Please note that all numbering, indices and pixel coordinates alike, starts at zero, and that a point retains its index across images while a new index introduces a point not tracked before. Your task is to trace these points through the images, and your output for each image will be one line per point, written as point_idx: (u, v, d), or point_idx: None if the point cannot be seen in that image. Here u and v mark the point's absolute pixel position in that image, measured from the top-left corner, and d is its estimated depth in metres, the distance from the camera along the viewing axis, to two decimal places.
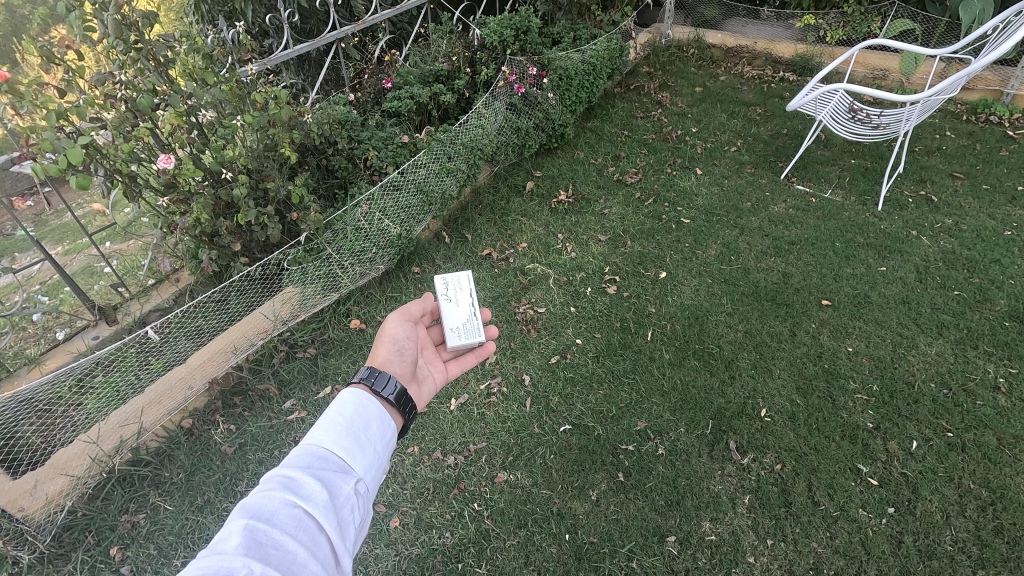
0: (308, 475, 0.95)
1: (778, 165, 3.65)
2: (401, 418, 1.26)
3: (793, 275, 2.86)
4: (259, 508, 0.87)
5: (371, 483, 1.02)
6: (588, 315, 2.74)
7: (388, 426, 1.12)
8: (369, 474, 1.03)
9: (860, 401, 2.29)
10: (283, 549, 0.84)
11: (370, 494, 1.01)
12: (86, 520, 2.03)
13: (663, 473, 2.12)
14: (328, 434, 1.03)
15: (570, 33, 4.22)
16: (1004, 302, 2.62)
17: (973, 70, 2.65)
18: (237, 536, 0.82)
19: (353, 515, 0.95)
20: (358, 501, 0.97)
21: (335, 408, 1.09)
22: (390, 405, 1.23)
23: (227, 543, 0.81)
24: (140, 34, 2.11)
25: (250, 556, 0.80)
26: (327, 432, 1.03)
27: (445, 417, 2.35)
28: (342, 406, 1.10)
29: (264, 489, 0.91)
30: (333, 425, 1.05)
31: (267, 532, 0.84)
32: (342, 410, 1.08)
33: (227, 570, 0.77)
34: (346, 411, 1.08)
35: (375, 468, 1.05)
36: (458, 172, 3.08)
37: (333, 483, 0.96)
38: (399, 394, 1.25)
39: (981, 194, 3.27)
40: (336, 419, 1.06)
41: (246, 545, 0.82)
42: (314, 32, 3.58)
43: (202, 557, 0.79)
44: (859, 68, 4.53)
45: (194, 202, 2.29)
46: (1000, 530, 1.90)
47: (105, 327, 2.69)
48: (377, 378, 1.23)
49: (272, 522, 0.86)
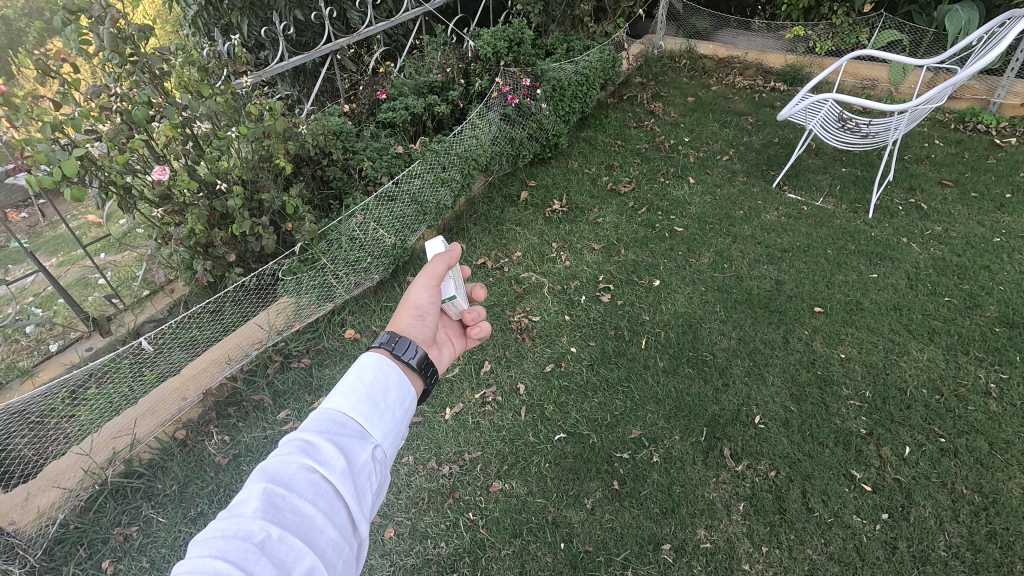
0: (326, 440, 0.93)
1: (769, 173, 3.69)
2: (422, 382, 1.25)
3: (785, 283, 2.88)
4: (277, 473, 0.87)
5: (389, 449, 1.00)
6: (583, 323, 2.75)
7: (408, 392, 1.08)
8: (388, 440, 1.00)
9: (853, 407, 2.31)
10: (300, 514, 0.84)
11: (388, 460, 0.99)
12: (78, 533, 2.01)
13: (658, 481, 2.12)
14: (347, 399, 1.00)
15: (564, 44, 4.27)
16: (994, 308, 2.65)
17: (959, 80, 2.68)
18: (255, 501, 0.82)
19: (371, 481, 0.93)
20: (376, 467, 0.95)
21: (355, 372, 1.06)
22: (412, 369, 1.20)
23: (246, 506, 0.82)
24: (136, 47, 2.13)
25: (268, 520, 0.81)
26: (346, 397, 1.00)
27: (439, 427, 2.35)
28: (362, 370, 1.06)
29: (283, 453, 0.91)
30: (352, 389, 1.02)
31: (285, 496, 0.85)
32: (361, 374, 1.05)
33: (244, 534, 0.78)
34: (365, 375, 1.05)
35: (394, 434, 1.02)
36: (452, 182, 3.10)
37: (351, 449, 0.94)
38: (420, 359, 1.22)
39: (970, 201, 3.30)
40: (356, 383, 1.03)
41: (264, 509, 0.82)
42: (310, 44, 3.61)
43: (221, 519, 0.81)
44: (849, 78, 4.59)
45: (189, 213, 2.31)
46: (993, 535, 1.91)
47: (99, 339, 2.69)
48: (398, 343, 1.19)
49: (290, 487, 0.86)
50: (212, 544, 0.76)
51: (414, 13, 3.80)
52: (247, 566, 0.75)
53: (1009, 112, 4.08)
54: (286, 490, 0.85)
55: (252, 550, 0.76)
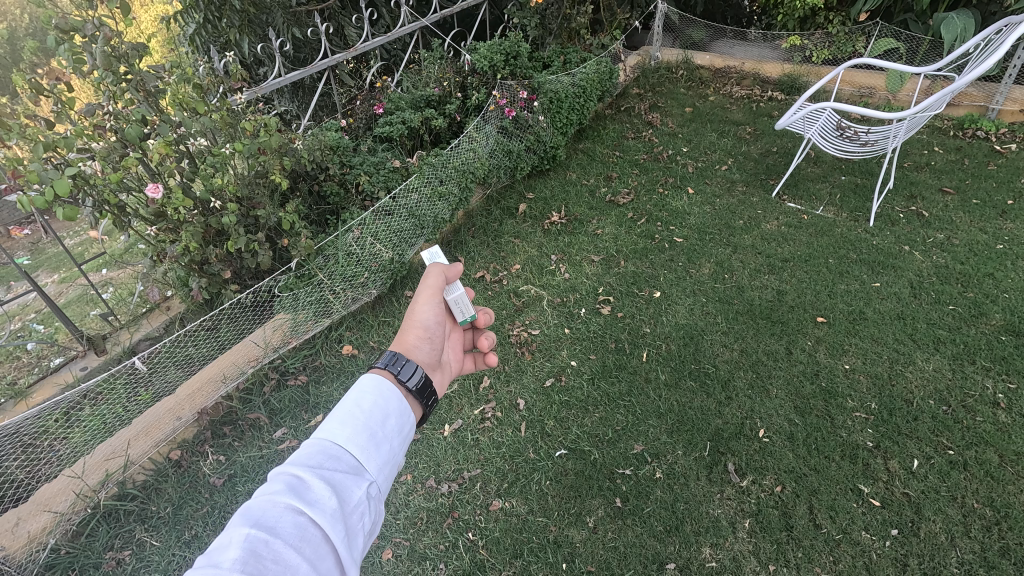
0: (316, 476, 0.88)
1: (768, 183, 3.67)
2: (421, 409, 1.19)
3: (787, 293, 2.85)
4: (262, 514, 0.80)
5: (383, 485, 0.95)
6: (584, 336, 2.71)
7: (406, 421, 1.05)
8: (382, 475, 0.96)
9: (860, 420, 2.26)
10: (285, 563, 0.76)
11: (383, 497, 0.94)
12: (68, 558, 1.96)
13: (661, 498, 2.07)
14: (342, 429, 0.96)
15: (561, 57, 4.28)
16: (1000, 316, 2.61)
17: (957, 87, 2.65)
18: (236, 547, 0.74)
19: (363, 522, 0.88)
20: (370, 506, 0.90)
21: (352, 398, 1.03)
22: (411, 395, 1.15)
23: (225, 554, 0.74)
24: (130, 65, 2.12)
25: (249, 571, 0.73)
26: (342, 426, 0.96)
27: (438, 444, 2.31)
28: (360, 397, 1.03)
29: (269, 490, 0.84)
30: (348, 418, 0.98)
31: (268, 542, 0.77)
32: (359, 402, 1.02)
33: None
34: (363, 403, 1.02)
35: (389, 467, 0.98)
36: (450, 196, 3.08)
37: (345, 485, 0.90)
38: (422, 384, 1.17)
39: (972, 209, 3.28)
40: (352, 412, 1.00)
41: (244, 559, 0.74)
42: (308, 60, 3.65)
43: (197, 569, 0.72)
44: (846, 87, 4.59)
45: (183, 230, 2.28)
46: (1006, 551, 1.86)
47: (93, 358, 2.65)
48: (403, 366, 1.15)
49: (274, 529, 0.79)
50: None
51: (411, 28, 3.82)
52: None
53: (1008, 118, 4.07)
54: (271, 534, 0.78)
55: None
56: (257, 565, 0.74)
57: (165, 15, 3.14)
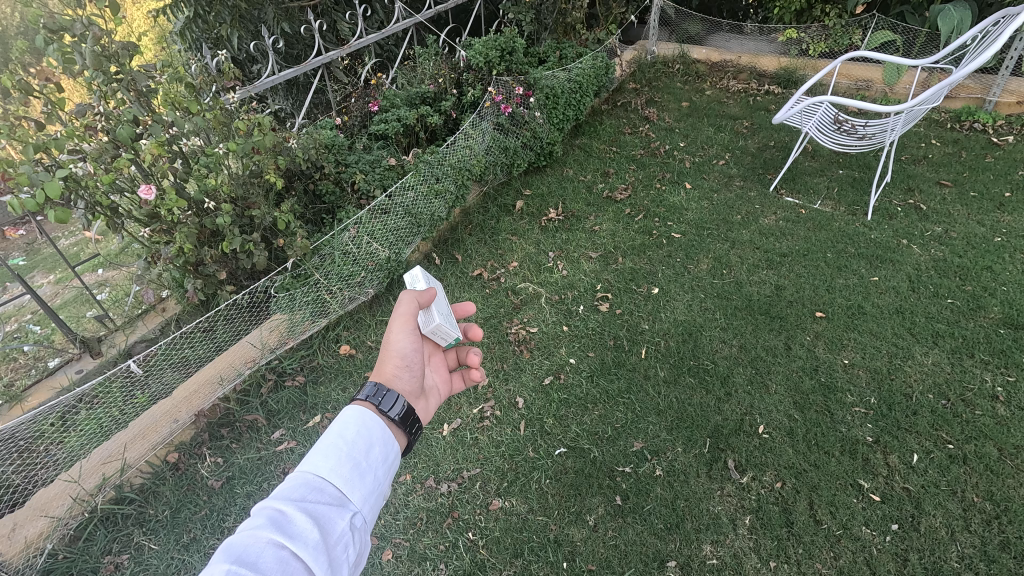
0: (299, 510, 0.87)
1: (766, 177, 3.66)
2: (405, 438, 1.17)
3: (785, 288, 2.85)
4: (244, 550, 0.79)
5: (369, 514, 0.94)
6: (582, 334, 2.70)
7: (391, 450, 1.04)
8: (367, 505, 0.94)
9: (859, 415, 2.26)
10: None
11: (367, 527, 0.93)
12: (67, 563, 1.95)
13: (661, 496, 2.07)
14: (326, 460, 0.94)
15: (556, 52, 4.26)
16: (998, 309, 2.61)
17: (955, 80, 2.61)
18: None
19: (347, 553, 0.86)
20: (354, 537, 0.89)
21: (335, 429, 1.01)
22: (395, 425, 1.14)
23: None
24: (120, 64, 2.09)
25: None
26: (325, 458, 0.94)
27: (437, 444, 2.30)
28: (343, 427, 1.01)
29: (252, 525, 0.83)
30: (331, 450, 0.96)
31: None
32: (342, 433, 1.00)
33: None
34: (346, 434, 1.00)
35: (375, 496, 0.96)
36: (447, 193, 3.06)
37: (327, 517, 0.88)
38: (405, 414, 1.16)
39: (969, 201, 3.28)
40: (335, 443, 0.98)
41: None
42: (301, 57, 3.62)
43: None
44: (843, 80, 4.58)
45: (178, 231, 2.25)
46: (1006, 544, 1.86)
47: (89, 360, 2.63)
48: (383, 397, 1.14)
49: (256, 564, 0.78)
50: None
51: (405, 24, 3.79)
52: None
53: (1005, 111, 4.07)
54: (251, 569, 0.76)
55: None
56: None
57: (156, 11, 3.10)
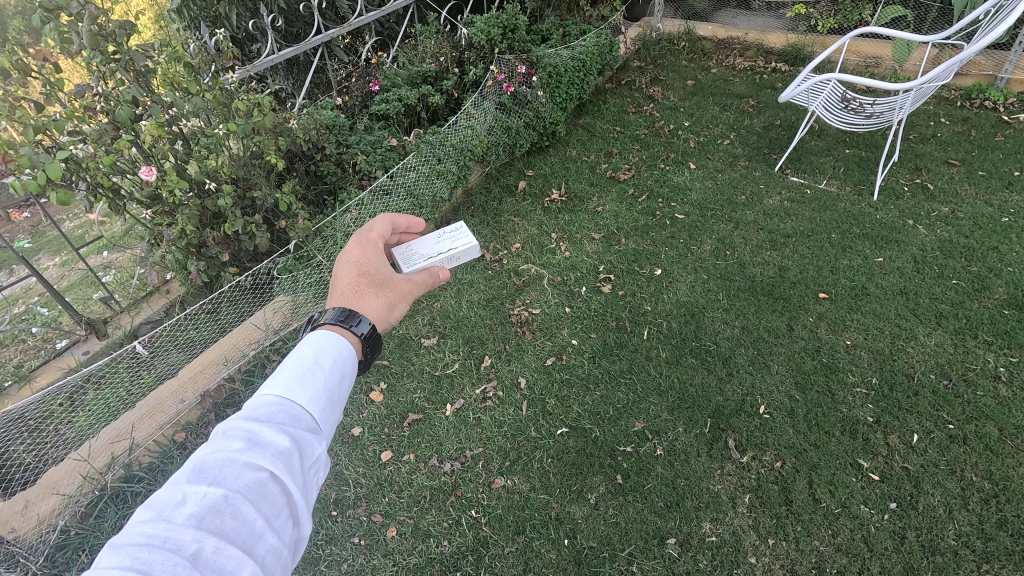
0: (275, 432, 0.77)
1: (771, 157, 3.62)
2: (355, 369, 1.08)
3: (789, 269, 2.84)
4: (215, 471, 0.71)
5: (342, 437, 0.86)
6: (584, 315, 2.71)
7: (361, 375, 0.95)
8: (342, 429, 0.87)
9: (860, 395, 2.27)
10: (244, 520, 0.68)
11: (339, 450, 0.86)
12: (78, 539, 1.97)
13: (662, 475, 2.09)
14: (302, 382, 0.84)
15: (559, 30, 4.19)
16: (1003, 290, 2.60)
17: (966, 57, 2.56)
18: (190, 505, 0.67)
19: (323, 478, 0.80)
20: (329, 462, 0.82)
21: (309, 351, 0.90)
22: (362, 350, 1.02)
23: (178, 511, 0.66)
24: (118, 43, 2.06)
25: (204, 529, 0.65)
26: (300, 381, 0.84)
27: (440, 424, 2.32)
28: (318, 350, 0.91)
29: (220, 445, 0.74)
30: (307, 372, 0.86)
31: (225, 501, 0.68)
32: (318, 355, 0.90)
33: (172, 545, 0.63)
34: (323, 358, 0.89)
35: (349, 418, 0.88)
36: (449, 174, 3.04)
37: (303, 440, 0.80)
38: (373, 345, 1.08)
39: (977, 181, 3.24)
40: (311, 365, 0.87)
41: (200, 516, 0.67)
42: (301, 35, 3.56)
43: (141, 524, 0.64)
44: (851, 57, 4.47)
45: (179, 213, 2.24)
46: (1003, 523, 1.88)
47: (95, 342, 2.66)
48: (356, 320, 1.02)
49: (228, 486, 0.70)
50: (131, 555, 0.61)
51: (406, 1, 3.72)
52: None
53: (1018, 88, 3.96)
54: (223, 491, 0.69)
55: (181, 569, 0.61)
56: (214, 523, 0.66)
57: None
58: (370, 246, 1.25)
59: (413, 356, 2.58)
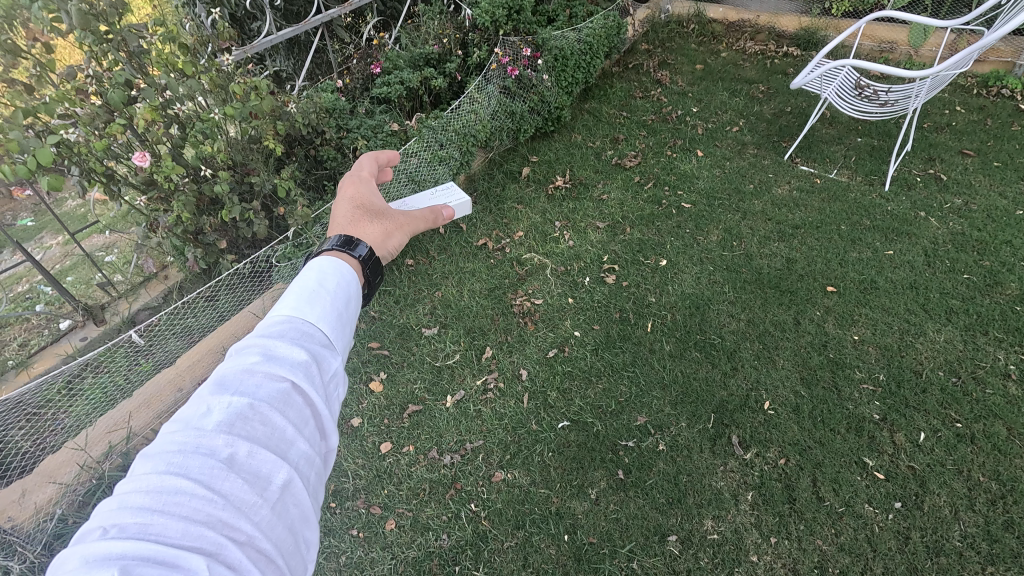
0: (291, 345, 0.70)
1: (780, 145, 3.53)
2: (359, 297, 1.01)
3: (797, 261, 2.78)
4: (236, 383, 0.65)
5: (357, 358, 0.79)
6: (587, 306, 2.67)
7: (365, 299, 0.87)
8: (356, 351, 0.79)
9: (866, 392, 2.23)
10: (274, 425, 0.62)
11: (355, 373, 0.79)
12: (77, 527, 1.94)
13: (664, 470, 2.07)
14: (310, 300, 0.77)
15: (566, 10, 4.08)
16: (1015, 285, 2.54)
17: (987, 44, 2.47)
18: (217, 413, 0.61)
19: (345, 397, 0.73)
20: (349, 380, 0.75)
21: (312, 276, 0.82)
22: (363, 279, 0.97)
23: (203, 422, 0.60)
24: (109, 23, 1.99)
25: (233, 434, 0.60)
26: (309, 300, 0.77)
27: (441, 415, 2.30)
28: (321, 274, 0.83)
29: (235, 361, 0.68)
30: (313, 292, 0.78)
31: (248, 410, 0.62)
32: (321, 278, 0.82)
33: (205, 449, 0.58)
34: (327, 281, 0.81)
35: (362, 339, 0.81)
36: (451, 160, 2.98)
37: (320, 353, 0.72)
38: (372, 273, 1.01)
39: (992, 172, 3.16)
40: (315, 286, 0.80)
41: (229, 422, 0.61)
42: (301, 14, 3.47)
43: (165, 439, 0.59)
44: (865, 42, 4.35)
45: (175, 200, 2.19)
46: (1010, 524, 1.85)
47: (93, 328, 2.63)
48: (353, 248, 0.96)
49: (252, 396, 0.64)
50: (163, 467, 0.56)
51: None
52: (213, 486, 0.55)
53: None
54: (247, 401, 0.63)
55: (216, 474, 0.56)
56: (244, 429, 0.60)
57: None
58: (363, 184, 1.20)
59: (413, 346, 2.55)
